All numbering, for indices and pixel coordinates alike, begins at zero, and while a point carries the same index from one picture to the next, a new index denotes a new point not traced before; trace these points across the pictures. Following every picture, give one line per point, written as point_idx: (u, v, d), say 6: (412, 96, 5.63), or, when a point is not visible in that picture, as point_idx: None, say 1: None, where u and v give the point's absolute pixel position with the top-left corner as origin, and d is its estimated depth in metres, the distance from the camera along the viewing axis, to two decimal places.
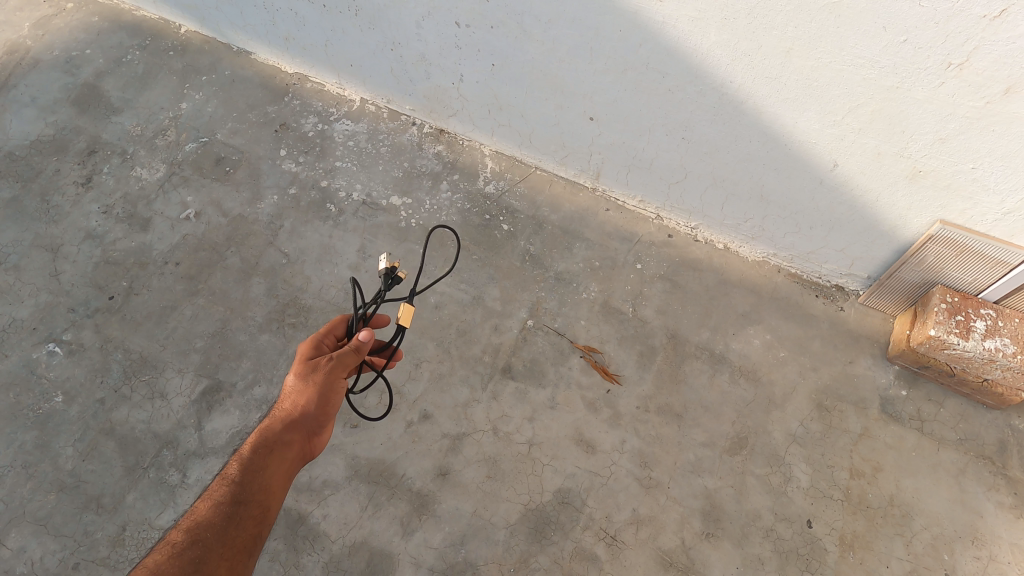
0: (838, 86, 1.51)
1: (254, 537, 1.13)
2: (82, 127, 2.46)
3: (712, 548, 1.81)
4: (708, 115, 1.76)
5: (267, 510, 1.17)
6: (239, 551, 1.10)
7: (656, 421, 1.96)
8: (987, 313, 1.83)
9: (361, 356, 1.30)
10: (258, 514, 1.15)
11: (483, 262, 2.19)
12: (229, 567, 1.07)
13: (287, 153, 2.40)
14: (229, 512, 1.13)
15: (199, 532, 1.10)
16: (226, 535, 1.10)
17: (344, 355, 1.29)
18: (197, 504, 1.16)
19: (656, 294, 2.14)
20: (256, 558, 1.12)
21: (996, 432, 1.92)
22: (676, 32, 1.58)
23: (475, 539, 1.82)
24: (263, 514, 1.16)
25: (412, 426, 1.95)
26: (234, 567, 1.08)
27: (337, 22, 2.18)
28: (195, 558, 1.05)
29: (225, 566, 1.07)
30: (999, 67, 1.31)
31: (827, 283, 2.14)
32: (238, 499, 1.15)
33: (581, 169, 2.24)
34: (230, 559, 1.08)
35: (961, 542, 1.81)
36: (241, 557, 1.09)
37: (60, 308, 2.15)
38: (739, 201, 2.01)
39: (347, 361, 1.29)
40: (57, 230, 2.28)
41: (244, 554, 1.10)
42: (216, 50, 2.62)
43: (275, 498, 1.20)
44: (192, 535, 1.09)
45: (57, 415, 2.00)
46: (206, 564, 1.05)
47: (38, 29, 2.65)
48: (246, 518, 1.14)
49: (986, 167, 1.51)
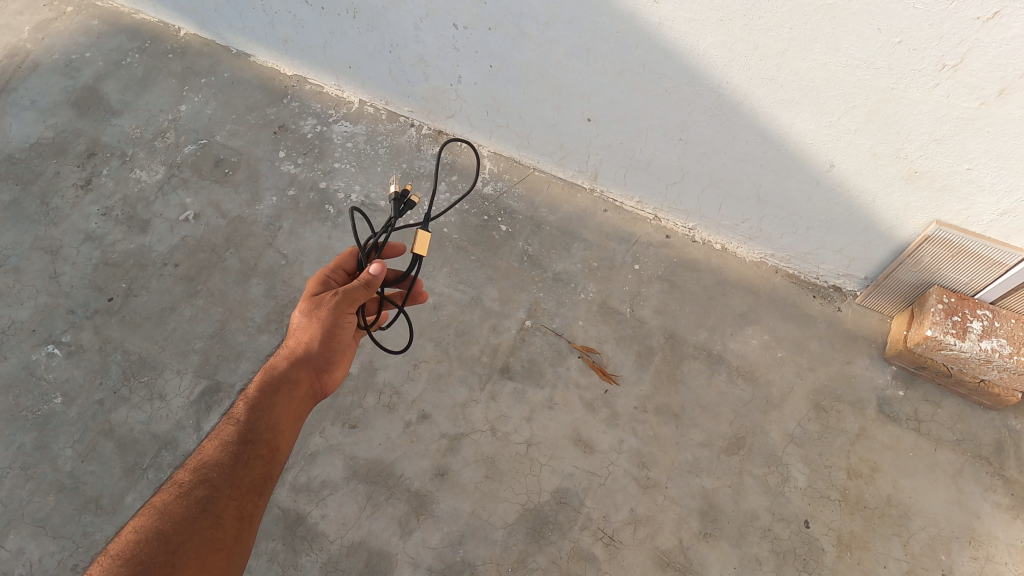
0: (834, 86, 1.52)
1: (260, 478, 1.21)
2: (81, 129, 2.46)
3: (710, 547, 1.82)
4: (705, 116, 1.77)
5: (274, 450, 1.24)
6: (246, 492, 1.18)
7: (653, 421, 1.97)
8: (984, 314, 1.84)
9: (370, 290, 1.27)
10: (265, 455, 1.23)
11: (481, 262, 2.19)
12: (237, 506, 1.16)
13: (286, 155, 2.41)
14: (236, 454, 1.21)
15: (207, 473, 1.18)
16: (233, 477, 1.18)
17: (352, 291, 1.26)
18: (205, 444, 1.24)
19: (654, 294, 2.15)
20: (265, 495, 1.21)
21: (993, 432, 1.93)
22: (672, 33, 1.59)
23: (473, 539, 1.82)
24: (271, 454, 1.24)
25: (411, 426, 1.95)
26: (242, 507, 1.16)
27: (336, 24, 2.18)
28: (203, 498, 1.14)
29: (233, 505, 1.16)
30: (992, 68, 1.31)
31: (824, 283, 2.15)
32: (245, 440, 1.22)
33: (579, 169, 2.25)
34: (238, 499, 1.16)
35: (958, 542, 1.81)
36: (249, 497, 1.18)
37: (59, 310, 2.15)
38: (736, 201, 2.02)
39: (355, 297, 1.26)
40: (56, 232, 2.28)
41: (252, 494, 1.18)
42: (215, 53, 2.63)
43: (282, 438, 1.26)
44: (200, 475, 1.17)
45: (56, 416, 2.01)
46: (214, 504, 1.14)
47: (38, 33, 2.66)
48: (252, 460, 1.21)
49: (980, 168, 1.51)
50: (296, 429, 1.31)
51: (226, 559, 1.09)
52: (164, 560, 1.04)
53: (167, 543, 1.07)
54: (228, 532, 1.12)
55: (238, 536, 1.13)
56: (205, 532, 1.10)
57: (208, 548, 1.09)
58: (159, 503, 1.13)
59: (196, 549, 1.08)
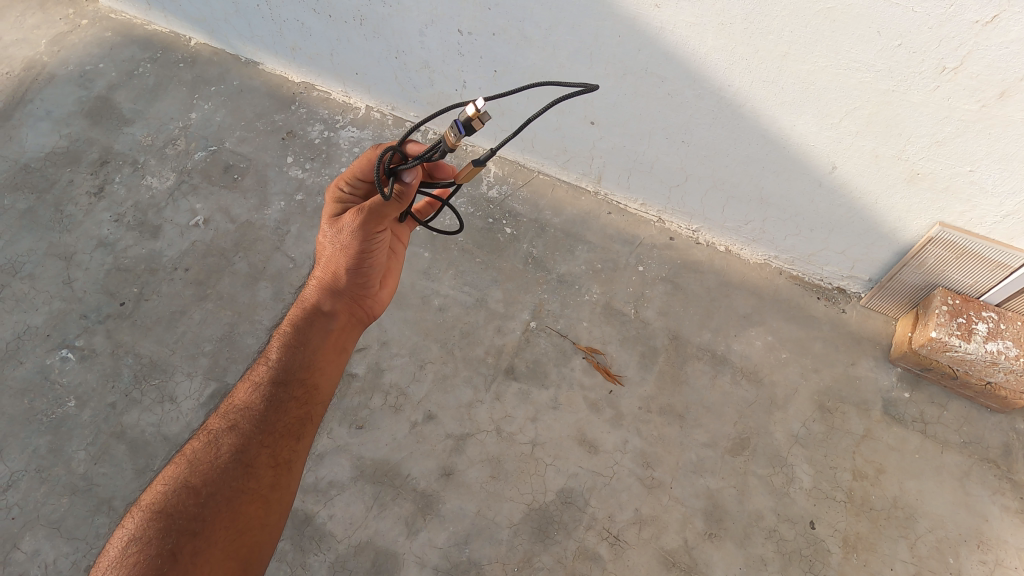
0: (835, 89, 1.53)
1: (297, 421, 1.20)
2: (94, 138, 2.52)
3: (715, 548, 1.82)
4: (707, 119, 1.79)
5: (310, 390, 1.24)
6: (281, 436, 1.17)
7: (658, 422, 1.97)
8: (989, 315, 1.84)
9: (403, 204, 1.19)
10: (300, 397, 1.22)
11: (486, 264, 2.21)
12: (271, 453, 1.15)
13: (294, 161, 2.45)
14: (271, 398, 1.20)
15: (239, 419, 1.17)
16: (266, 422, 1.17)
17: (381, 210, 1.20)
18: (238, 388, 1.23)
19: (658, 296, 2.16)
20: (303, 439, 1.20)
21: (1001, 435, 1.92)
22: (673, 38, 1.61)
23: (478, 538, 1.84)
24: (307, 395, 1.23)
25: (416, 427, 1.97)
26: (275, 452, 1.16)
27: (342, 31, 2.21)
28: (233, 446, 1.13)
29: (266, 452, 1.15)
30: (993, 71, 1.32)
31: (828, 284, 2.15)
32: (279, 382, 1.22)
33: (582, 172, 2.27)
34: (271, 445, 1.16)
35: (966, 545, 1.80)
36: (283, 442, 1.17)
37: (72, 315, 2.19)
38: (739, 203, 2.02)
39: (385, 214, 1.21)
40: (70, 238, 2.33)
41: (287, 438, 1.18)
42: (225, 62, 2.68)
43: (318, 376, 1.26)
44: (231, 421, 1.17)
45: (69, 419, 2.04)
46: (247, 453, 1.13)
47: (54, 46, 2.72)
48: (286, 403, 1.20)
49: (983, 170, 1.51)
50: (335, 364, 1.29)
51: (262, 507, 1.10)
52: (196, 512, 1.05)
53: (198, 493, 1.07)
54: (263, 480, 1.12)
55: (275, 482, 1.13)
56: (237, 482, 1.10)
57: (242, 499, 1.09)
58: (190, 451, 1.12)
59: (229, 501, 1.08)
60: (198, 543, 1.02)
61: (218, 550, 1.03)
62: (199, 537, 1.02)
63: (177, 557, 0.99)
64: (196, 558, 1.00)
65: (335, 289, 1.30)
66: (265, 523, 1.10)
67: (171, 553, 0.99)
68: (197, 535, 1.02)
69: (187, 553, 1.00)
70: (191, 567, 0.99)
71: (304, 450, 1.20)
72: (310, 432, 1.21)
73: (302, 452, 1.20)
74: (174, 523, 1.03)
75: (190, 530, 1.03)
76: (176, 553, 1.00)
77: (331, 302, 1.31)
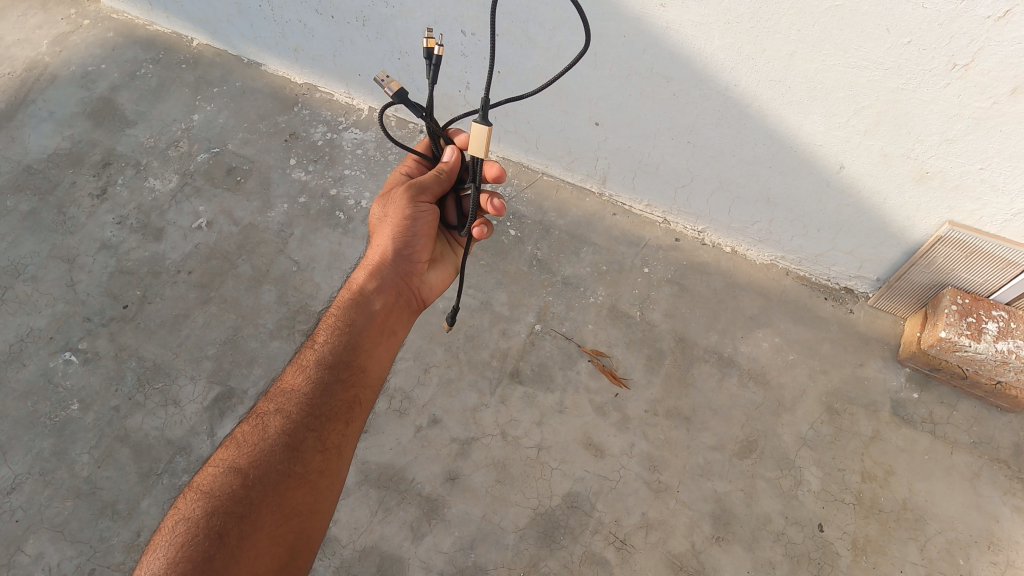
0: (842, 88, 1.51)
1: (345, 405, 1.16)
2: (97, 140, 2.51)
3: (723, 552, 1.80)
4: (713, 120, 1.77)
5: (358, 374, 1.20)
6: (328, 420, 1.13)
7: (665, 425, 1.96)
8: (999, 314, 1.83)
9: (444, 183, 1.29)
10: (347, 380, 1.18)
11: (491, 267, 2.20)
12: (318, 437, 1.11)
13: (297, 163, 2.44)
14: (318, 381, 1.16)
15: (287, 402, 1.13)
16: (314, 406, 1.13)
17: (425, 183, 1.28)
18: (286, 371, 1.20)
19: (663, 298, 2.14)
20: (352, 424, 1.16)
21: (1011, 435, 1.90)
22: (679, 37, 1.59)
23: (484, 543, 1.83)
24: (355, 378, 1.19)
25: (422, 431, 1.96)
26: (325, 437, 1.11)
27: (345, 32, 2.20)
28: (280, 430, 1.09)
29: (312, 436, 1.10)
30: (1005, 67, 1.30)
31: (836, 285, 2.13)
32: (327, 364, 1.18)
33: (587, 174, 2.26)
34: (318, 429, 1.11)
35: (977, 546, 1.78)
36: (331, 426, 1.13)
37: (76, 318, 2.19)
38: (746, 204, 2.01)
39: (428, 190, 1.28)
40: (73, 241, 2.32)
41: (335, 422, 1.14)
42: (227, 63, 2.67)
43: (365, 359, 1.22)
44: (278, 405, 1.13)
45: (73, 422, 2.04)
46: (294, 436, 1.09)
47: (55, 46, 2.71)
48: (333, 385, 1.16)
49: (994, 168, 1.49)
50: (383, 348, 1.26)
51: (310, 492, 1.06)
52: (242, 495, 1.02)
53: (245, 476, 1.03)
54: (310, 465, 1.08)
55: (322, 467, 1.09)
56: (283, 467, 1.06)
57: (288, 484, 1.05)
58: (239, 435, 1.10)
59: (275, 485, 1.04)
60: (245, 526, 0.99)
61: (265, 535, 1.00)
62: (246, 521, 0.99)
63: (224, 539, 0.97)
64: (243, 542, 0.98)
65: (382, 269, 1.31)
66: (313, 509, 1.06)
67: (218, 536, 0.97)
68: (244, 519, 1.00)
69: (233, 537, 0.97)
70: (239, 551, 0.97)
71: (353, 435, 1.16)
72: (358, 416, 1.17)
73: (351, 437, 1.15)
74: (220, 506, 1.00)
75: (237, 513, 1.00)
76: (223, 536, 0.97)
77: (379, 283, 1.30)
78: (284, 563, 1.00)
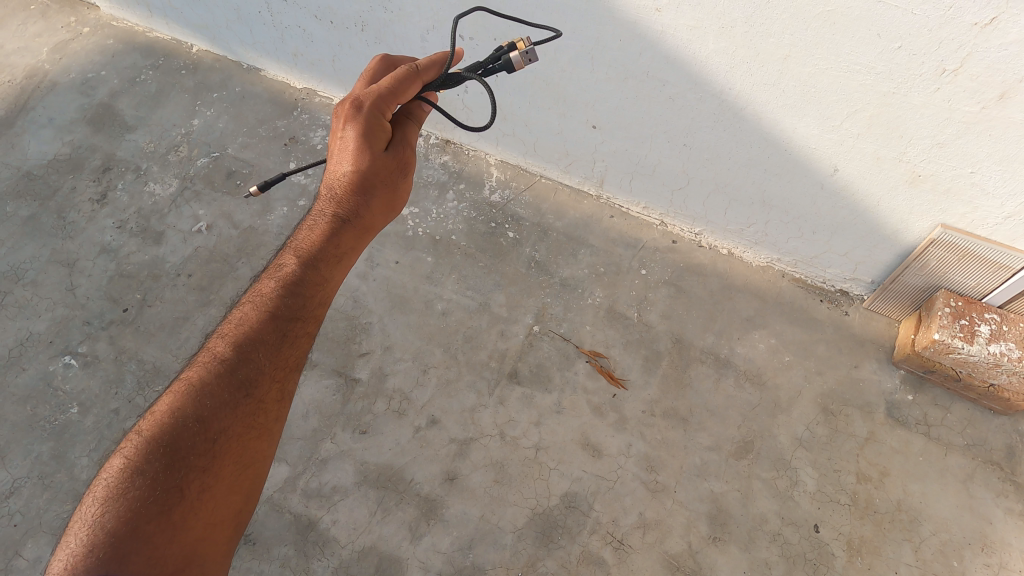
0: (835, 92, 1.53)
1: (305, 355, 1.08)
2: (97, 145, 2.53)
3: (719, 552, 1.81)
4: (708, 123, 1.79)
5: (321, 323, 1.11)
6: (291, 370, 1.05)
7: (662, 425, 1.97)
8: (992, 317, 1.84)
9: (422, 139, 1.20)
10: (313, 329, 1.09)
11: (489, 269, 2.21)
12: (281, 387, 1.03)
13: (296, 166, 2.46)
14: (286, 329, 1.04)
15: (256, 352, 1.01)
16: (283, 357, 1.04)
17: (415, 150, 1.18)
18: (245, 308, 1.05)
19: (660, 299, 2.16)
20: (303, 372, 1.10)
21: (1004, 437, 1.91)
22: (674, 41, 1.62)
23: (482, 544, 1.83)
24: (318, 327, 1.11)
25: (420, 431, 1.97)
26: (287, 387, 1.04)
27: (345, 37, 2.22)
28: (247, 380, 0.99)
29: (277, 386, 1.02)
30: (993, 73, 1.32)
31: (831, 287, 2.15)
32: (298, 313, 1.06)
33: (584, 176, 2.27)
34: (282, 379, 1.03)
35: (970, 547, 1.79)
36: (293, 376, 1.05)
37: (76, 322, 2.20)
38: (742, 206, 2.03)
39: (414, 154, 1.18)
40: (73, 245, 2.34)
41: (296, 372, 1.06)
42: (227, 68, 2.69)
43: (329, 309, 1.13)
44: (246, 353, 1.01)
45: (72, 426, 2.04)
46: (259, 385, 1.00)
47: (56, 53, 2.73)
48: (303, 335, 1.06)
49: (984, 171, 1.52)
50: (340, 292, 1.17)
51: (267, 442, 1.00)
52: (205, 447, 0.93)
53: (210, 427, 0.94)
54: (271, 415, 1.01)
55: (280, 416, 1.03)
56: (248, 416, 0.98)
57: (251, 435, 0.98)
58: (194, 378, 0.97)
59: (240, 437, 0.96)
60: (205, 479, 0.92)
61: (223, 487, 0.94)
62: (208, 474, 0.92)
63: (184, 492, 0.89)
64: (203, 495, 0.91)
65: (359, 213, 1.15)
66: (266, 459, 1.00)
67: (178, 489, 0.89)
68: (206, 473, 0.92)
69: (194, 490, 0.90)
70: (198, 505, 0.90)
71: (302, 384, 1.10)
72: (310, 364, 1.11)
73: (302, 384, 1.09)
74: (181, 457, 0.90)
75: (199, 466, 0.91)
76: (182, 488, 0.89)
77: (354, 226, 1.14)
78: (239, 514, 0.96)
